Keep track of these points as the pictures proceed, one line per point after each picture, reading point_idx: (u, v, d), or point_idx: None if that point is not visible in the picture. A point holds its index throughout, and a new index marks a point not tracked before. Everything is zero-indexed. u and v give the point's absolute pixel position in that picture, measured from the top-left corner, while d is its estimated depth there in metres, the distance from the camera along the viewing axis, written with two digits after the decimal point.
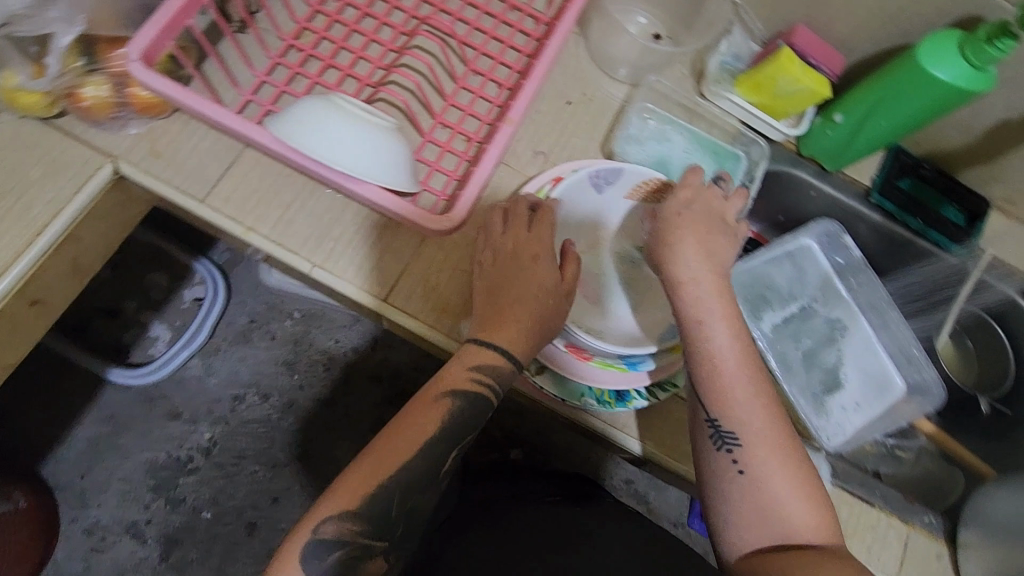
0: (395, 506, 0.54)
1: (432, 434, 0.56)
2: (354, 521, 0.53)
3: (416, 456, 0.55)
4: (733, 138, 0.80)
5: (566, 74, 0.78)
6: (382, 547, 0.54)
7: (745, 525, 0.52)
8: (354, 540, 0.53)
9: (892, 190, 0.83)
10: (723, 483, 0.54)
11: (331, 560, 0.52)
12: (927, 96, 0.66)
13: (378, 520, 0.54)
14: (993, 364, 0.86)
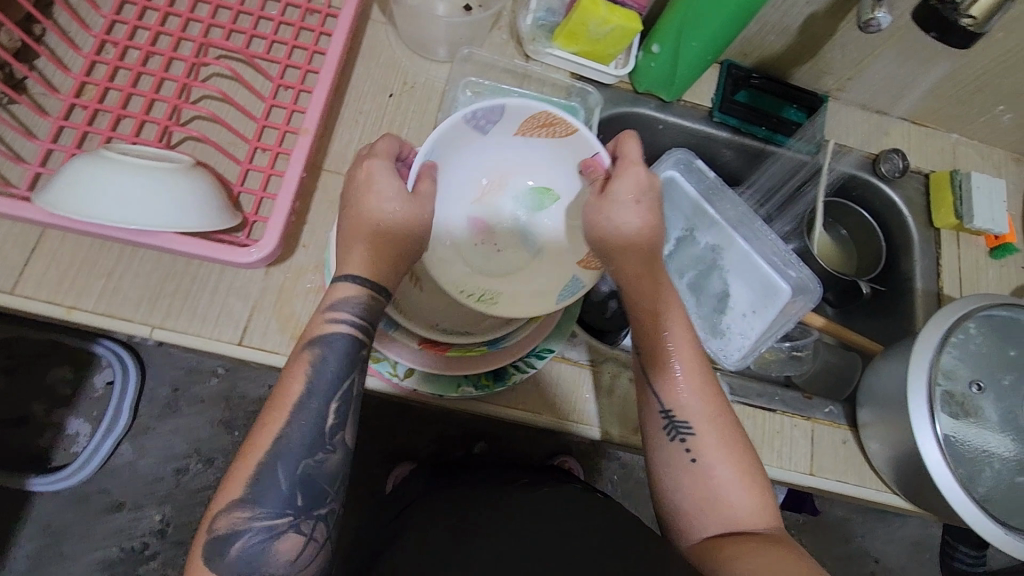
0: (284, 481, 0.48)
1: (303, 388, 0.50)
2: (243, 506, 0.47)
3: (293, 418, 0.49)
4: (566, 92, 0.79)
5: (382, 67, 0.76)
6: (291, 520, 0.48)
7: (688, 505, 0.54)
8: (254, 525, 0.47)
9: (731, 105, 0.84)
10: (677, 474, 0.55)
11: (238, 548, 0.47)
12: (723, 12, 0.67)
13: (274, 498, 0.48)
14: (864, 247, 0.93)
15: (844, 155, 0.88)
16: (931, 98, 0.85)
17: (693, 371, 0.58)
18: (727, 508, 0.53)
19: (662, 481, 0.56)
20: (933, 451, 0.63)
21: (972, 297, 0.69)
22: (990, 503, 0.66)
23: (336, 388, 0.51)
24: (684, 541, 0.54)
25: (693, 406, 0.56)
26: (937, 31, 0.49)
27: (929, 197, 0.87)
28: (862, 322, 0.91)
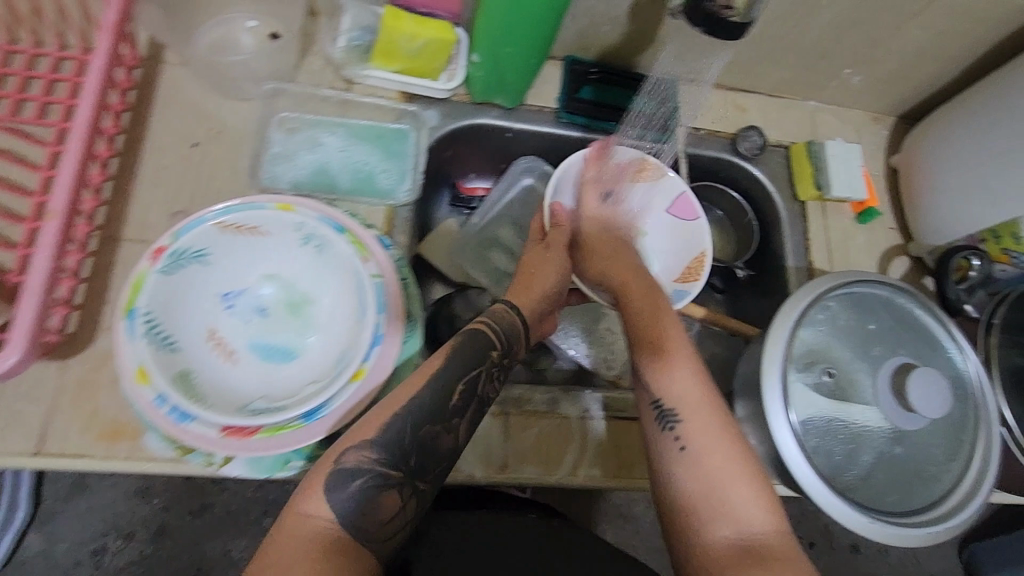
0: (407, 436, 0.50)
1: (443, 366, 0.54)
2: (374, 447, 0.49)
3: (428, 386, 0.53)
4: (397, 115, 0.74)
5: (182, 114, 0.68)
6: (399, 478, 0.50)
7: (683, 502, 0.51)
8: (374, 467, 0.49)
9: (577, 104, 0.80)
10: (668, 464, 0.52)
11: (354, 486, 0.48)
12: (525, 14, 0.62)
13: (393, 448, 0.50)
14: (740, 228, 0.89)
15: (703, 138, 0.85)
16: (775, 72, 0.83)
17: (687, 365, 0.56)
18: (722, 496, 0.50)
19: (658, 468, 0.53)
20: (788, 439, 0.60)
21: (826, 277, 0.68)
22: (850, 489, 0.63)
23: (465, 376, 0.55)
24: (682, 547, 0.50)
25: (693, 394, 0.55)
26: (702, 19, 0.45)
27: (791, 170, 0.85)
28: (746, 305, 0.88)
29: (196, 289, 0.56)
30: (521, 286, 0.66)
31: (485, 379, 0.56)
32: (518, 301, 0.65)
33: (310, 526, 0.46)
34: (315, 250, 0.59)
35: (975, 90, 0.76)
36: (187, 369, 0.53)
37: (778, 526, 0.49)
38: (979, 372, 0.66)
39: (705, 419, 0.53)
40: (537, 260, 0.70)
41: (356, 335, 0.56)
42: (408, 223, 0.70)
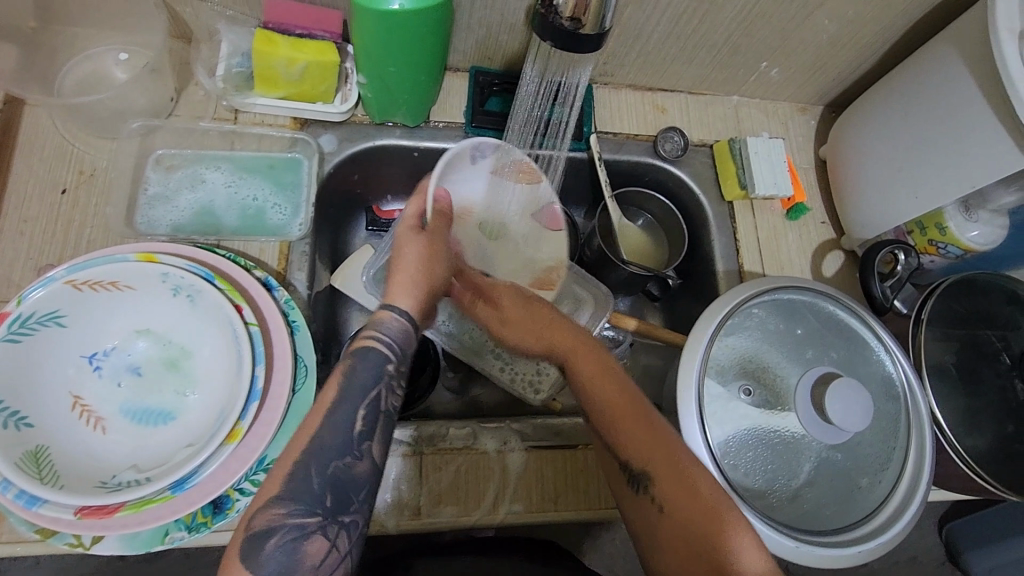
0: (315, 477, 0.44)
1: (337, 396, 0.47)
2: (281, 501, 0.43)
3: (330, 417, 0.46)
4: (289, 143, 0.69)
5: (50, 160, 0.64)
6: (320, 522, 0.43)
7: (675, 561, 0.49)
8: (288, 521, 0.42)
9: (484, 117, 0.75)
10: (654, 527, 0.51)
11: (272, 546, 0.42)
12: (398, 35, 0.57)
13: (307, 494, 0.44)
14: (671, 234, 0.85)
15: (623, 143, 0.81)
16: (690, 68, 0.80)
17: (653, 426, 0.54)
18: (712, 546, 0.48)
19: (643, 529, 0.52)
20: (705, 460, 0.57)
21: (746, 285, 0.65)
22: (776, 509, 0.60)
23: (370, 393, 0.48)
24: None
25: (664, 456, 0.53)
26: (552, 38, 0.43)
27: (716, 169, 0.82)
28: (681, 313, 0.85)
29: (52, 355, 0.51)
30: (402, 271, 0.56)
31: (388, 393, 0.49)
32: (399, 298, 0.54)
33: None
34: (187, 301, 0.54)
35: (884, 80, 0.73)
36: (41, 446, 0.48)
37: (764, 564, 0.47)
38: (907, 374, 0.64)
39: (679, 474, 0.51)
40: (411, 248, 0.56)
41: (234, 391, 0.52)
42: (306, 258, 0.66)
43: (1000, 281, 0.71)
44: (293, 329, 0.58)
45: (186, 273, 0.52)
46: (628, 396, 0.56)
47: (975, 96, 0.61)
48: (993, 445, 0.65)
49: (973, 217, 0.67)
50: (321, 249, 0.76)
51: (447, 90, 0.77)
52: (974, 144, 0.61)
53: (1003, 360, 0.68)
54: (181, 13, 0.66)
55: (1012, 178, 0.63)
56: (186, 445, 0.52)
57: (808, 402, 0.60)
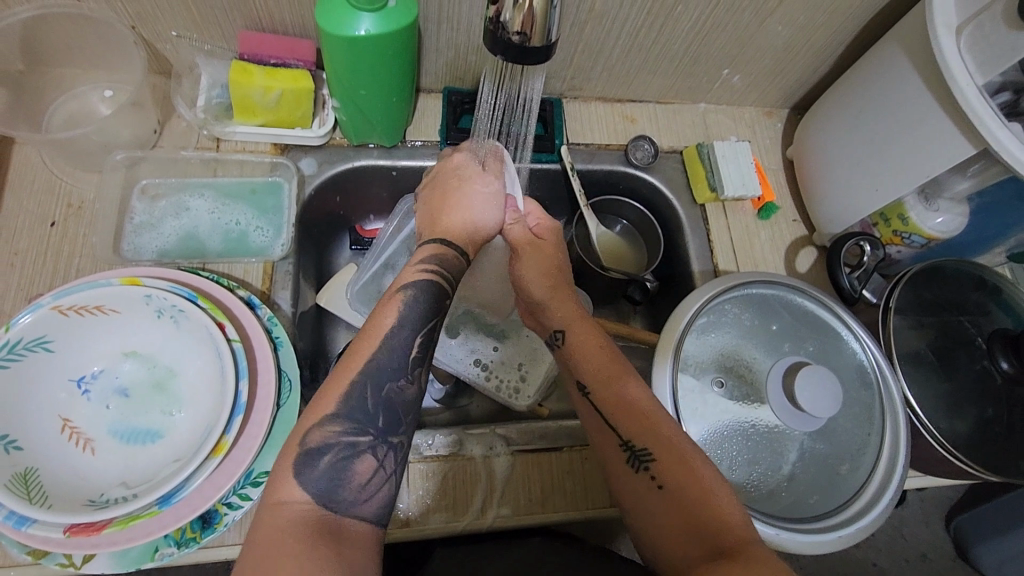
0: (371, 398, 0.49)
1: (400, 318, 0.53)
2: (337, 419, 0.47)
3: (386, 345, 0.51)
4: (270, 168, 0.72)
5: (39, 194, 0.66)
6: (370, 441, 0.48)
7: (671, 536, 0.50)
8: (342, 440, 0.47)
9: (458, 134, 0.77)
10: (652, 502, 0.53)
11: (326, 462, 0.46)
12: (367, 59, 0.60)
13: (361, 413, 0.48)
14: (649, 239, 0.87)
15: (595, 153, 0.84)
16: (655, 77, 0.83)
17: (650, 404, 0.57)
18: (702, 525, 0.49)
19: (638, 511, 0.53)
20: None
21: (715, 282, 0.67)
22: (758, 500, 0.61)
23: (420, 325, 0.53)
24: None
25: (670, 443, 0.54)
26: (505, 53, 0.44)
27: (687, 173, 0.85)
28: (663, 316, 0.86)
29: (41, 379, 0.53)
30: (434, 218, 0.62)
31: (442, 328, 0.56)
32: (447, 237, 0.61)
33: (276, 514, 0.43)
34: (171, 321, 0.55)
35: (840, 81, 0.76)
36: (30, 468, 0.49)
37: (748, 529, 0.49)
38: (877, 359, 0.65)
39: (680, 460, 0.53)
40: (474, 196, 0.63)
41: (219, 406, 0.53)
42: (290, 276, 0.68)
43: (967, 268, 0.72)
44: (276, 345, 0.60)
45: (168, 293, 0.54)
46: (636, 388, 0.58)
47: (921, 89, 0.63)
48: (973, 429, 0.66)
49: (934, 207, 0.69)
50: (305, 269, 0.77)
51: (421, 111, 0.80)
52: (925, 133, 0.63)
53: (977, 343, 0.70)
54: (161, 50, 0.69)
55: (965, 165, 0.64)
56: (174, 460, 0.53)
57: (780, 390, 0.62)
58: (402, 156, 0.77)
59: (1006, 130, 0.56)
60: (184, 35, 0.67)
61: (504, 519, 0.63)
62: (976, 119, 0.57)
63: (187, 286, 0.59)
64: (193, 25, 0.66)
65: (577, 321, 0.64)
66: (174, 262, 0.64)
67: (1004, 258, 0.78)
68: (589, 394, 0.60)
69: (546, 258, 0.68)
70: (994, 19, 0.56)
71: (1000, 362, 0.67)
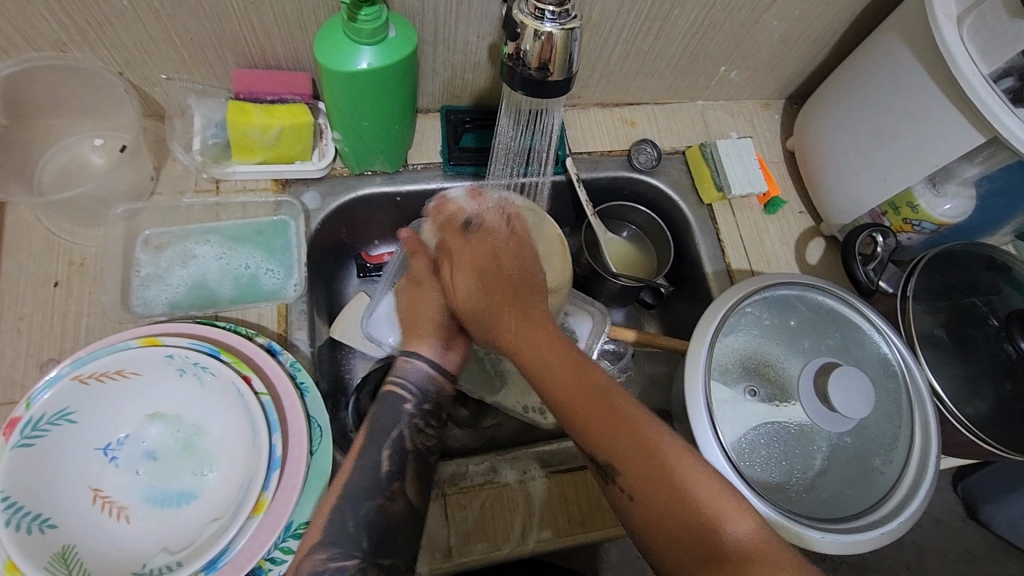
0: (350, 521, 0.50)
1: (365, 438, 0.54)
2: (321, 547, 0.48)
3: (359, 465, 0.53)
4: (274, 207, 0.70)
5: (38, 254, 0.64)
6: (359, 563, 0.49)
7: (660, 549, 0.44)
8: (329, 566, 0.48)
9: (461, 154, 0.76)
10: (632, 517, 0.46)
11: None
12: (367, 91, 0.59)
13: (344, 539, 0.49)
14: (658, 242, 0.86)
15: (599, 161, 0.83)
16: (653, 80, 0.82)
17: (572, 384, 0.50)
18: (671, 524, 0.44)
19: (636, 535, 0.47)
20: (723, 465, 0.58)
21: (735, 288, 0.67)
22: (796, 501, 0.61)
23: (382, 442, 0.54)
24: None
25: (631, 451, 0.47)
26: (522, 86, 0.45)
27: (691, 175, 0.84)
28: (677, 318, 0.86)
29: (68, 452, 0.51)
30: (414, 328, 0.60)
31: (413, 431, 0.55)
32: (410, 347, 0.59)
33: None
34: (195, 378, 0.54)
35: (838, 72, 0.76)
36: (67, 546, 0.48)
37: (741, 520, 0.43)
38: (901, 351, 0.66)
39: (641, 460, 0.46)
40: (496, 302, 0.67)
41: (254, 462, 0.52)
42: (305, 316, 0.66)
43: (976, 249, 0.73)
44: (302, 391, 0.58)
45: (190, 351, 0.53)
46: (594, 382, 0.50)
47: (924, 79, 0.63)
48: (993, 407, 0.66)
49: (942, 193, 0.70)
50: (317, 305, 0.76)
51: (422, 132, 0.78)
52: (932, 122, 0.64)
53: (991, 323, 0.69)
54: (150, 93, 0.67)
55: (975, 151, 0.63)
56: (212, 523, 0.52)
57: (811, 391, 0.62)
58: (405, 180, 0.75)
59: (1015, 118, 0.56)
60: (174, 77, 0.65)
61: (545, 543, 0.63)
62: (984, 108, 0.57)
63: (207, 340, 0.57)
64: (183, 66, 0.64)
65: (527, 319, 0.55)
66: (188, 312, 0.63)
67: (1009, 237, 0.79)
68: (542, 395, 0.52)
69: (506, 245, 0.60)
70: (996, 8, 0.56)
71: (1018, 343, 0.66)
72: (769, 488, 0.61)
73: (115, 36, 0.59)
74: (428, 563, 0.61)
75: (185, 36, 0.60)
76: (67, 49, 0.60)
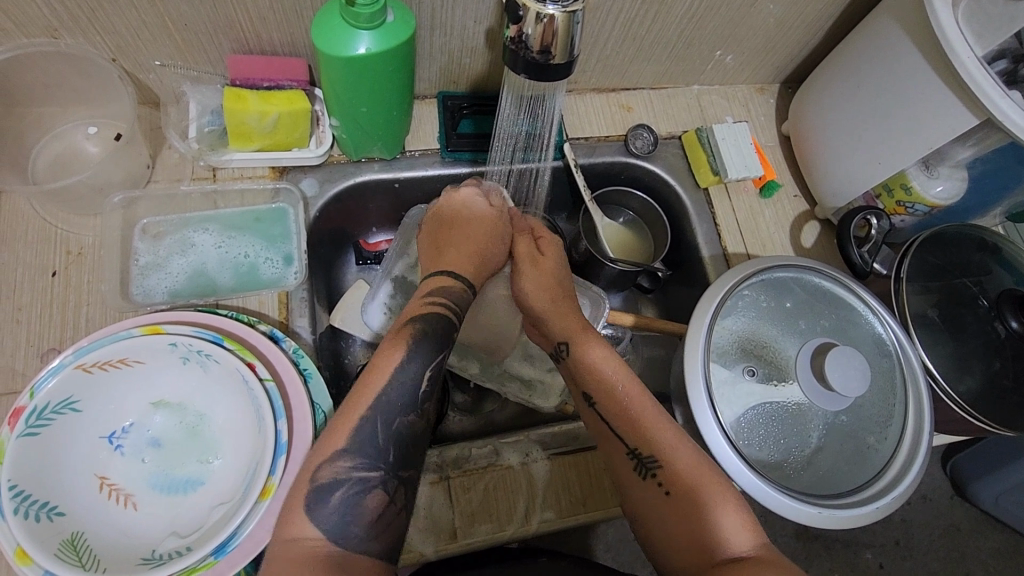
0: (382, 434, 0.50)
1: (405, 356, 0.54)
2: (347, 455, 0.49)
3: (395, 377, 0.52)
4: (272, 194, 0.70)
5: (34, 243, 0.63)
6: (382, 476, 0.49)
7: (673, 549, 0.53)
8: (353, 475, 0.48)
9: (459, 140, 0.76)
10: (671, 509, 0.54)
11: (338, 498, 0.47)
12: (365, 78, 0.59)
13: (369, 452, 0.49)
14: (654, 226, 0.86)
15: (596, 146, 0.83)
16: (649, 64, 0.82)
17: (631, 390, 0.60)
18: (675, 517, 0.53)
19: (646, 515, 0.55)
20: (720, 441, 0.59)
21: (733, 271, 0.68)
22: (793, 478, 0.63)
23: (426, 364, 0.54)
24: (666, 559, 0.53)
25: (685, 456, 0.55)
26: (525, 70, 0.45)
27: (688, 159, 0.84)
28: (674, 302, 0.87)
29: (73, 440, 0.51)
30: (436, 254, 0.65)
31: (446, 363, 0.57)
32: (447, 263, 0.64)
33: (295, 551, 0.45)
34: (199, 366, 0.54)
35: (833, 55, 0.76)
36: (75, 533, 0.48)
37: (744, 538, 0.51)
38: (895, 331, 0.67)
39: (686, 465, 0.55)
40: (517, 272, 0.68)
41: (260, 447, 0.52)
42: (306, 303, 0.66)
43: (968, 231, 0.74)
44: (306, 377, 0.59)
45: (194, 339, 0.53)
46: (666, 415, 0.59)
47: (919, 62, 0.64)
48: (983, 385, 0.67)
49: (934, 175, 0.71)
50: (317, 291, 0.76)
51: (419, 117, 0.78)
52: (926, 105, 0.65)
53: (981, 303, 0.70)
54: (143, 80, 0.66)
55: (967, 134, 0.64)
56: (219, 508, 0.52)
57: (808, 372, 0.63)
58: (404, 166, 0.75)
59: (1008, 100, 0.57)
60: (168, 63, 0.65)
61: (547, 526, 0.64)
62: (978, 91, 0.57)
63: (209, 328, 0.57)
64: (177, 51, 0.64)
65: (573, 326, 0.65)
66: (190, 300, 0.63)
67: (1000, 218, 0.80)
68: (595, 406, 0.61)
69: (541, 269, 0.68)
70: None
71: (1008, 322, 0.68)
72: (767, 466, 0.62)
73: (108, 22, 0.58)
74: (434, 544, 0.62)
75: (180, 21, 0.59)
76: (59, 35, 0.59)
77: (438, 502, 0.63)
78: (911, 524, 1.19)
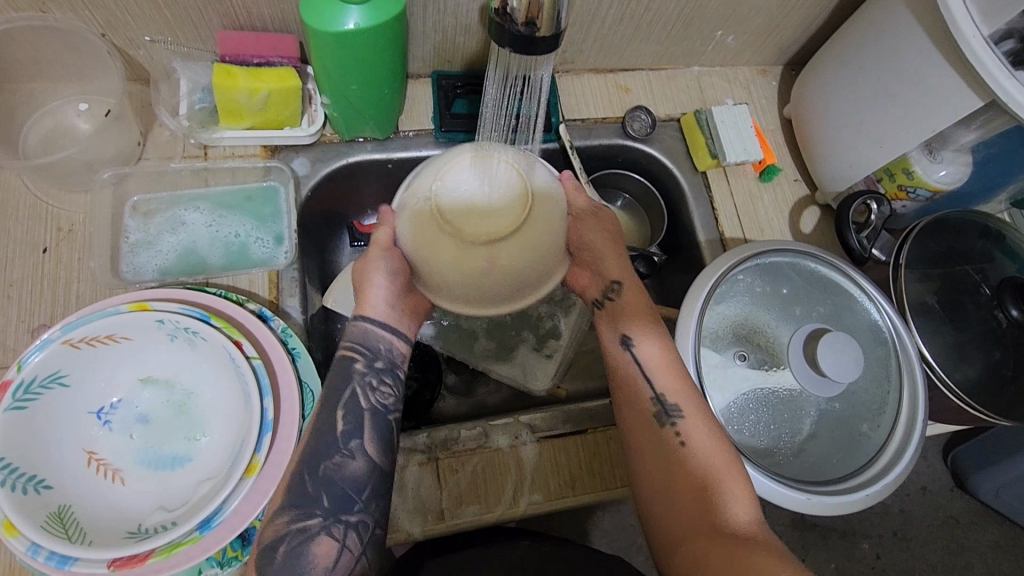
0: (310, 482, 0.51)
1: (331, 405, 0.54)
2: (284, 511, 0.49)
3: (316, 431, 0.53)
4: (263, 173, 0.69)
5: (25, 219, 0.63)
6: (321, 522, 0.50)
7: (676, 516, 0.53)
8: (292, 527, 0.49)
9: (452, 121, 0.75)
10: (684, 477, 0.54)
11: (281, 551, 0.48)
12: (355, 55, 0.58)
13: (305, 501, 0.50)
14: (651, 210, 0.85)
15: (592, 128, 0.82)
16: (648, 44, 0.80)
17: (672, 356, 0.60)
18: (687, 482, 0.54)
19: (651, 480, 0.56)
20: None
21: (729, 254, 0.67)
22: (783, 465, 0.62)
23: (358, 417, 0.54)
24: (667, 530, 0.53)
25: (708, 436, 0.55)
26: (511, 43, 0.44)
27: (686, 142, 0.83)
28: (670, 288, 0.86)
29: (61, 415, 0.52)
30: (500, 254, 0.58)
31: (367, 391, 0.55)
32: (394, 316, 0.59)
33: None
34: (187, 343, 0.54)
35: (837, 35, 0.75)
36: (62, 506, 0.49)
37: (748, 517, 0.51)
38: (892, 317, 0.66)
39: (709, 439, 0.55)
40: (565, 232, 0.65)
41: (246, 425, 0.52)
42: (297, 283, 0.66)
43: (971, 217, 0.72)
44: (294, 356, 0.59)
45: (180, 316, 0.53)
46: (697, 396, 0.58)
47: (924, 42, 0.62)
48: (982, 374, 0.66)
49: (938, 159, 0.70)
50: (309, 272, 0.75)
51: (413, 96, 0.77)
52: (929, 87, 0.63)
53: (982, 291, 0.69)
54: (134, 56, 0.66)
55: (972, 116, 0.63)
56: (205, 485, 0.53)
57: (802, 358, 0.63)
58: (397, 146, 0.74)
59: (1014, 81, 0.55)
60: (158, 39, 0.64)
61: (535, 507, 0.64)
62: (983, 71, 0.56)
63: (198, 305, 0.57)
64: (166, 26, 0.63)
65: (628, 276, 0.65)
66: (182, 279, 0.63)
67: (1005, 205, 0.78)
68: (633, 348, 0.61)
69: (603, 227, 0.66)
70: None
71: (1009, 310, 0.66)
72: (757, 453, 0.62)
73: None
74: (421, 524, 0.62)
75: None
76: (46, 9, 0.58)
77: (426, 483, 0.63)
78: (910, 516, 1.19)
